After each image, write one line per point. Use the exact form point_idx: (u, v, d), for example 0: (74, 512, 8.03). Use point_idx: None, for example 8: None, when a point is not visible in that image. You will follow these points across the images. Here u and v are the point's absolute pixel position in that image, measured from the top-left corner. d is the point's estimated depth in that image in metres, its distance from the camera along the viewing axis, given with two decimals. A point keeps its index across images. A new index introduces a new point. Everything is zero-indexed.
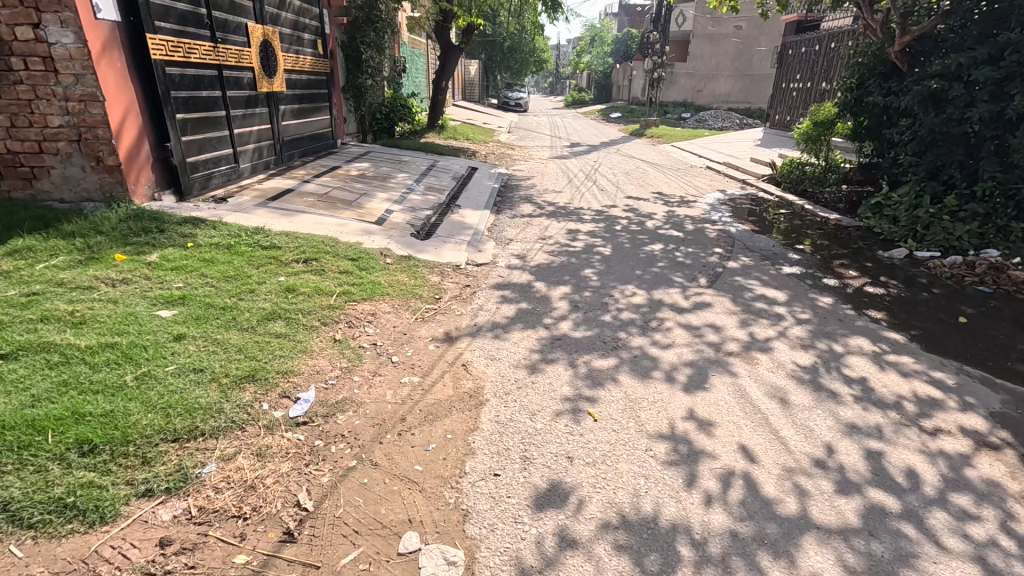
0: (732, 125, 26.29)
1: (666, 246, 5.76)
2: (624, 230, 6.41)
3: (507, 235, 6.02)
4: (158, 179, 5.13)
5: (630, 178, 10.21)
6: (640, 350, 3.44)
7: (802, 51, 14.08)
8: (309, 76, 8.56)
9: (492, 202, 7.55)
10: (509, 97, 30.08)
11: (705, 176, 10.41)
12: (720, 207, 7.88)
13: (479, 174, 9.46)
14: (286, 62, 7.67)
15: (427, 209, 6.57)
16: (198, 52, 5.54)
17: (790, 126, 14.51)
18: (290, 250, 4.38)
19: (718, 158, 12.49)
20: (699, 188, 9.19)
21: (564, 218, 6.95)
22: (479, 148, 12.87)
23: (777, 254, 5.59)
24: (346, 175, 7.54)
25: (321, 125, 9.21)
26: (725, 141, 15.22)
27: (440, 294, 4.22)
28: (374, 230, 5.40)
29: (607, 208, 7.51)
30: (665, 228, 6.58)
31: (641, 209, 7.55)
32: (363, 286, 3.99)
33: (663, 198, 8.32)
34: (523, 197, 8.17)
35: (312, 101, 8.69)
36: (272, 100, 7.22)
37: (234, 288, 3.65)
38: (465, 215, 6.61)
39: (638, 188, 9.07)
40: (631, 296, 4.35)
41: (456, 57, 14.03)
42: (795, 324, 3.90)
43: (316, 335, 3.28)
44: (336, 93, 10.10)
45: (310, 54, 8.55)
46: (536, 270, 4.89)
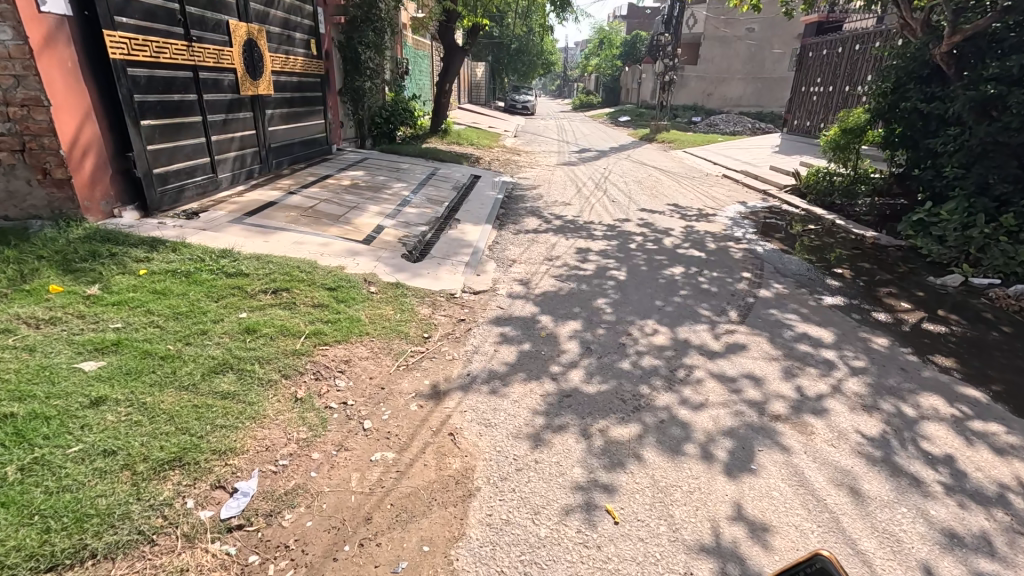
0: (745, 129, 25.61)
1: (687, 269, 5.14)
2: (639, 249, 5.80)
3: (509, 254, 5.43)
4: (119, 193, 4.58)
5: (643, 187, 9.60)
6: (668, 412, 2.83)
7: (823, 54, 13.45)
8: (301, 79, 8.03)
9: (494, 215, 6.97)
10: (515, 100, 29.59)
11: (723, 186, 9.78)
12: (743, 221, 7.25)
13: (482, 183, 8.88)
14: (274, 63, 7.13)
15: (423, 224, 5.99)
16: (168, 51, 5.00)
17: (810, 132, 13.86)
18: (259, 279, 3.82)
19: (736, 166, 11.85)
20: (717, 199, 8.57)
21: (573, 234, 6.34)
22: (483, 154, 12.30)
23: (814, 280, 4.96)
24: (337, 185, 6.98)
25: (314, 130, 8.67)
26: (740, 147, 14.58)
27: (430, 331, 3.63)
28: (361, 250, 4.83)
29: (619, 222, 6.92)
30: (684, 247, 5.96)
31: (656, 223, 6.94)
32: (339, 325, 3.41)
33: (680, 210, 7.71)
34: (529, 210, 7.58)
35: (303, 104, 8.15)
36: (257, 104, 6.68)
37: (182, 330, 3.08)
38: (464, 231, 6.03)
39: (652, 199, 8.46)
40: (652, 335, 3.73)
41: (461, 59, 13.49)
42: (851, 375, 3.27)
43: (273, 393, 2.70)
44: (332, 96, 9.57)
45: (302, 55, 8.03)
46: (541, 300, 4.29)
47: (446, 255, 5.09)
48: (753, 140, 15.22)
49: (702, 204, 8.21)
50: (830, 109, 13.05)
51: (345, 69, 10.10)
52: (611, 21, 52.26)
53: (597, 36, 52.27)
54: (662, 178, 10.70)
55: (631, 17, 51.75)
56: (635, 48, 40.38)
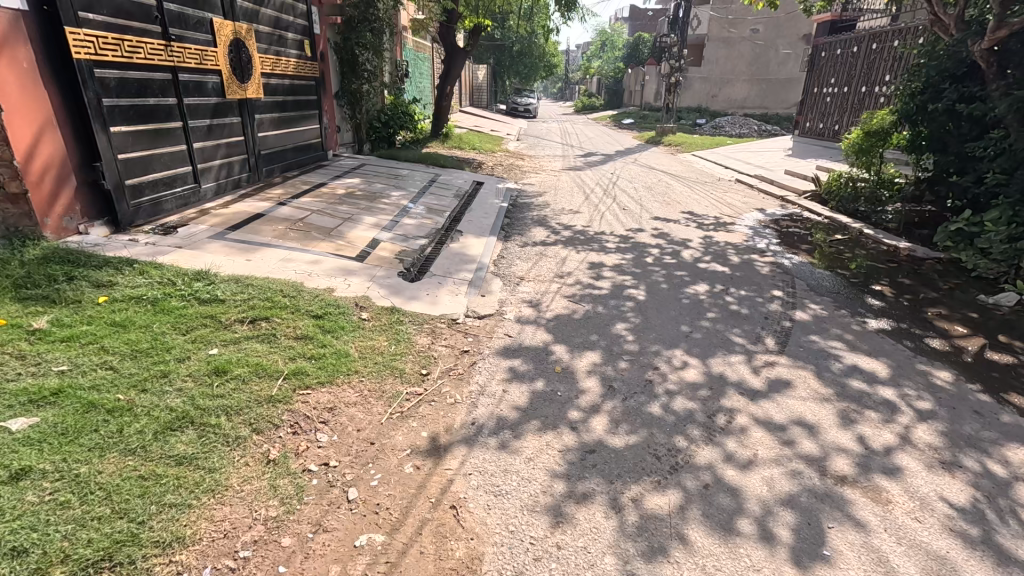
0: (751, 132, 25.16)
1: (711, 288, 4.68)
2: (657, 264, 5.34)
3: (516, 271, 4.98)
4: (85, 207, 4.14)
5: (654, 193, 9.16)
6: (712, 473, 2.38)
7: (837, 54, 13.02)
8: (293, 82, 7.61)
9: (499, 226, 6.52)
10: (518, 103, 29.27)
11: (738, 192, 9.32)
12: (764, 231, 6.79)
13: (485, 190, 8.43)
14: (264, 65, 6.71)
15: (422, 238, 5.53)
16: (142, 51, 4.58)
17: (824, 134, 13.42)
18: (236, 307, 3.38)
19: (749, 170, 11.39)
20: (733, 206, 8.12)
21: (584, 246, 5.89)
22: (486, 159, 11.87)
23: (853, 299, 4.50)
24: (331, 194, 6.54)
25: (309, 135, 8.25)
26: (751, 150, 14.15)
27: (428, 366, 3.18)
28: (353, 268, 4.39)
29: (632, 233, 6.48)
30: (706, 260, 5.51)
31: (673, 234, 6.49)
32: (324, 363, 2.97)
33: (696, 219, 7.26)
34: (535, 219, 7.13)
35: (296, 108, 7.73)
36: (245, 108, 6.26)
37: (139, 373, 2.63)
38: (466, 244, 5.59)
39: (665, 207, 8.02)
40: (682, 369, 3.28)
41: (462, 61, 13.10)
42: (919, 420, 2.81)
43: (240, 455, 2.26)
44: (328, 100, 9.16)
45: (295, 57, 7.61)
46: (554, 325, 3.84)
47: (447, 273, 4.64)
48: (764, 142, 14.77)
49: (718, 212, 7.76)
50: (846, 110, 12.59)
51: (342, 71, 9.68)
52: (614, 23, 51.84)
53: (599, 38, 51.86)
54: (673, 184, 10.25)
55: (633, 19, 51.41)
56: (638, 49, 39.95)
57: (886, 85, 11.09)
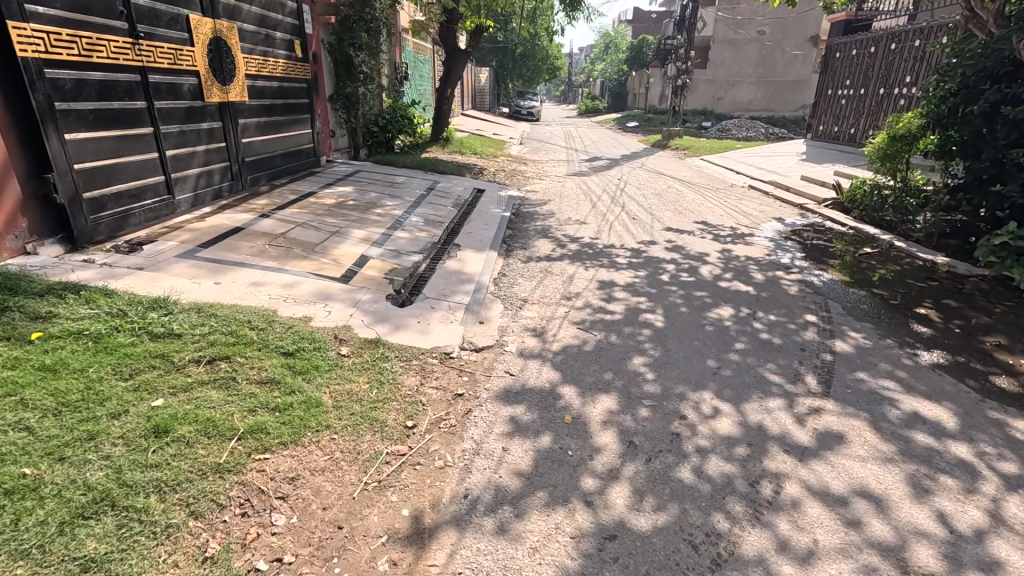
0: (758, 135, 24.71)
1: (736, 312, 4.20)
2: (673, 283, 4.86)
3: (519, 291, 4.51)
4: (35, 224, 3.69)
5: (665, 201, 8.68)
6: (765, 570, 1.90)
7: (852, 54, 12.57)
8: (282, 84, 7.17)
9: (500, 238, 6.06)
10: (520, 106, 28.90)
11: (753, 200, 8.83)
12: (786, 244, 6.30)
13: (486, 199, 7.97)
14: (248, 66, 6.27)
15: (416, 253, 5.06)
16: (105, 49, 4.14)
17: (839, 138, 12.93)
18: (194, 344, 2.91)
19: (762, 176, 10.90)
20: (750, 216, 7.64)
21: (592, 262, 5.41)
22: (487, 164, 11.42)
23: (898, 326, 4.01)
24: (319, 204, 6.08)
25: (299, 140, 7.81)
26: (763, 154, 13.66)
27: (414, 416, 2.71)
28: (336, 291, 3.92)
29: (644, 246, 6.01)
30: (726, 278, 5.03)
31: (688, 247, 6.01)
32: (289, 416, 2.49)
33: (712, 231, 6.79)
34: (539, 230, 6.66)
35: (285, 112, 7.29)
36: (226, 112, 5.82)
37: (58, 435, 2.15)
38: (464, 260, 5.13)
39: (677, 216, 7.54)
40: (714, 419, 2.79)
41: (463, 62, 12.68)
42: (1008, 490, 2.32)
43: (168, 553, 1.78)
44: (321, 103, 8.72)
45: (284, 57, 7.17)
46: (562, 360, 3.36)
47: (442, 296, 4.17)
48: (775, 146, 14.28)
49: (735, 222, 7.27)
50: (862, 113, 12.11)
51: (336, 73, 9.22)
52: (617, 25, 51.47)
53: (602, 40, 51.49)
54: (683, 191, 9.77)
55: (637, 21, 51.01)
56: (642, 52, 39.51)
57: (907, 87, 10.62)
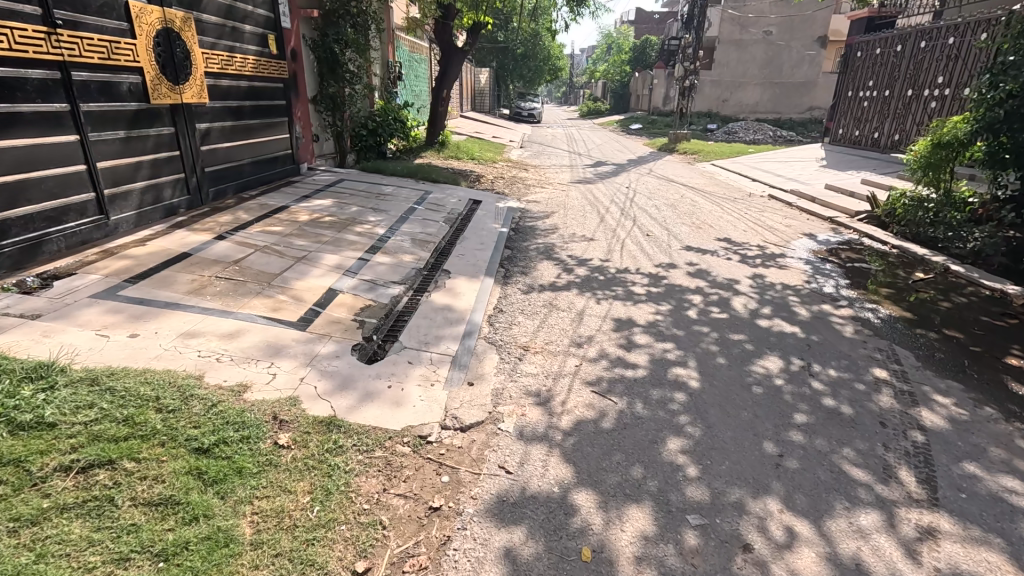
0: (767, 138, 23.99)
1: (787, 364, 3.40)
2: (703, 321, 4.07)
3: (519, 335, 3.71)
4: None
5: (679, 214, 7.89)
6: None
7: (875, 54, 11.82)
8: (253, 84, 6.39)
9: (498, 260, 5.27)
10: (521, 107, 28.17)
11: (777, 212, 8.04)
12: (825, 267, 5.50)
13: (482, 212, 7.17)
14: (210, 63, 5.49)
15: (396, 284, 4.25)
16: (7, 39, 3.36)
17: (860, 143, 12.18)
18: (68, 439, 2.07)
19: (781, 185, 10.11)
20: (777, 231, 6.85)
21: (605, 293, 4.62)
22: (485, 170, 10.65)
23: (993, 386, 3.21)
24: (290, 221, 5.29)
25: (275, 146, 7.02)
26: (779, 159, 12.87)
27: (368, 553, 1.91)
28: (288, 343, 3.12)
29: (663, 271, 5.22)
30: (765, 314, 4.23)
31: (713, 273, 5.22)
32: (179, 570, 1.68)
33: (738, 251, 6.00)
34: (541, 249, 5.88)
35: (256, 115, 6.49)
36: (181, 116, 5.03)
37: None
38: (454, 291, 4.32)
39: (695, 233, 6.75)
40: (791, 550, 2.00)
41: (460, 61, 11.92)
42: None
43: None
44: (302, 105, 7.94)
45: (255, 54, 6.39)
46: (574, 445, 2.56)
47: (423, 345, 3.37)
48: (791, 151, 13.49)
49: (761, 240, 6.48)
50: (886, 116, 11.35)
51: (319, 72, 8.43)
52: (619, 26, 50.85)
53: (603, 41, 50.81)
54: (697, 201, 8.98)
55: (639, 22, 50.18)
56: (646, 53, 39.16)
57: (939, 88, 9.90)
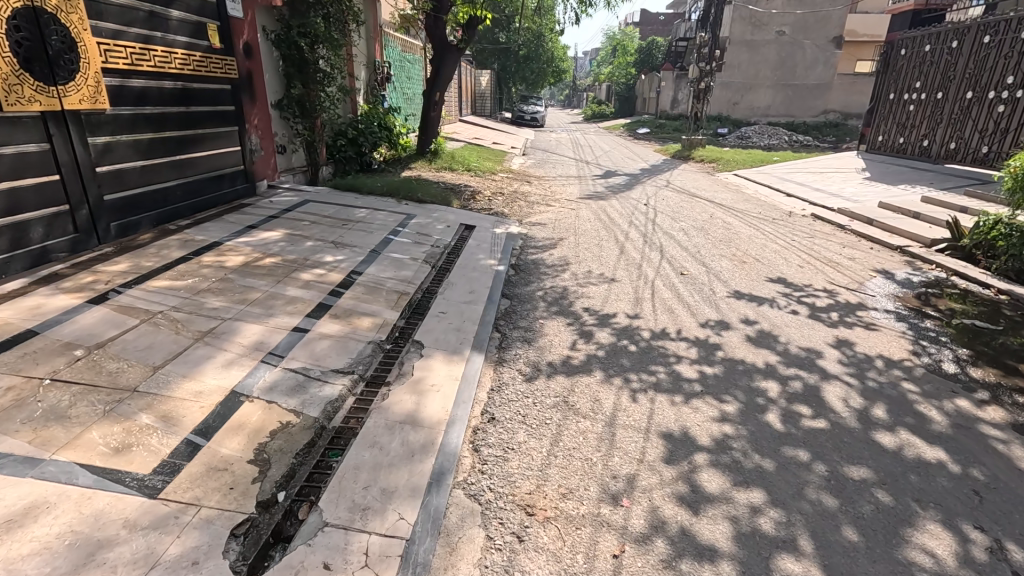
0: (785, 144, 22.70)
1: (967, 547, 2.04)
2: (797, 437, 2.71)
3: (518, 477, 2.36)
4: None
5: (714, 242, 6.52)
6: None
7: (924, 52, 10.48)
8: (184, 84, 5.08)
9: (491, 320, 3.93)
10: (524, 111, 26.88)
11: (831, 241, 6.67)
12: (926, 326, 4.14)
13: (474, 243, 5.83)
14: (113, 58, 4.18)
15: (339, 377, 2.90)
16: None
17: (906, 151, 10.83)
18: None
19: (824, 202, 8.75)
20: (842, 269, 5.51)
21: (642, 379, 3.26)
22: (482, 184, 9.32)
23: None
24: (213, 268, 3.95)
25: (219, 162, 5.69)
26: (812, 168, 11.51)
27: None
28: (112, 535, 1.77)
29: (716, 336, 3.87)
30: (883, 421, 2.87)
31: (782, 339, 3.86)
32: None
33: (803, 300, 4.65)
34: (548, 298, 4.52)
35: (188, 125, 5.17)
36: (60, 127, 3.72)
37: None
38: (426, 382, 2.98)
39: (740, 270, 5.42)
40: None
41: (454, 62, 10.62)
42: None
43: None
44: (262, 111, 6.64)
45: (185, 48, 5.09)
46: None
47: (357, 515, 2.03)
48: (824, 159, 12.12)
49: (826, 281, 5.12)
50: (938, 121, 9.99)
51: (285, 72, 7.14)
52: (624, 27, 49.66)
53: (607, 43, 49.64)
54: (731, 223, 7.62)
55: (644, 23, 48.84)
56: (653, 55, 38.46)
57: (1008, 90, 8.58)
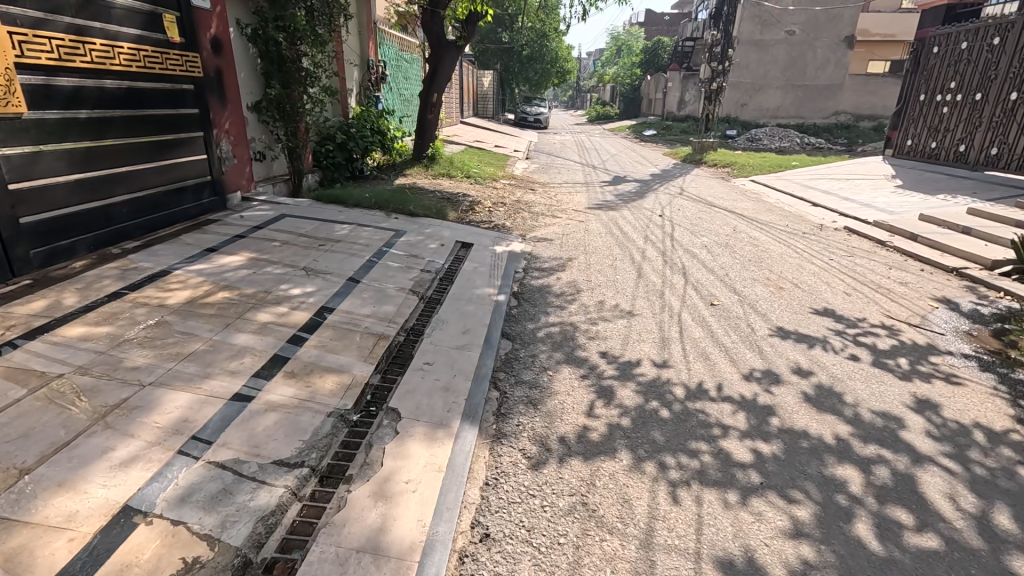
0: (796, 147, 21.97)
1: None
2: (905, 568, 1.97)
3: None
4: None
5: (742, 262, 5.78)
6: None
7: (960, 49, 9.71)
8: (131, 84, 4.38)
9: (488, 373, 3.20)
10: (528, 113, 26.22)
11: (875, 261, 5.91)
12: (1020, 379, 3.40)
13: (471, 266, 5.10)
14: (32, 51, 3.49)
15: (282, 474, 2.17)
16: None
17: (940, 156, 10.08)
18: None
19: (856, 214, 7.99)
20: (896, 298, 4.77)
21: (682, 464, 2.52)
22: (481, 193, 8.59)
23: None
24: (149, 307, 3.23)
25: (178, 173, 4.98)
26: (837, 174, 10.75)
27: None
28: None
29: (766, 396, 3.13)
30: (1013, 537, 2.13)
31: (849, 399, 3.11)
32: None
33: (861, 340, 3.92)
34: (557, 339, 3.79)
35: (136, 132, 4.46)
36: None
37: None
38: (399, 478, 2.24)
39: (778, 300, 4.68)
40: None
41: (452, 61, 9.90)
42: None
43: None
44: (236, 114, 5.93)
45: (134, 42, 4.39)
46: None
47: None
48: (848, 164, 11.36)
49: (882, 315, 4.38)
50: (977, 125, 9.24)
51: (264, 71, 6.46)
52: (629, 27, 48.93)
53: (611, 44, 48.97)
54: (758, 239, 6.86)
55: (649, 23, 48.13)
56: (658, 55, 37.71)
57: None
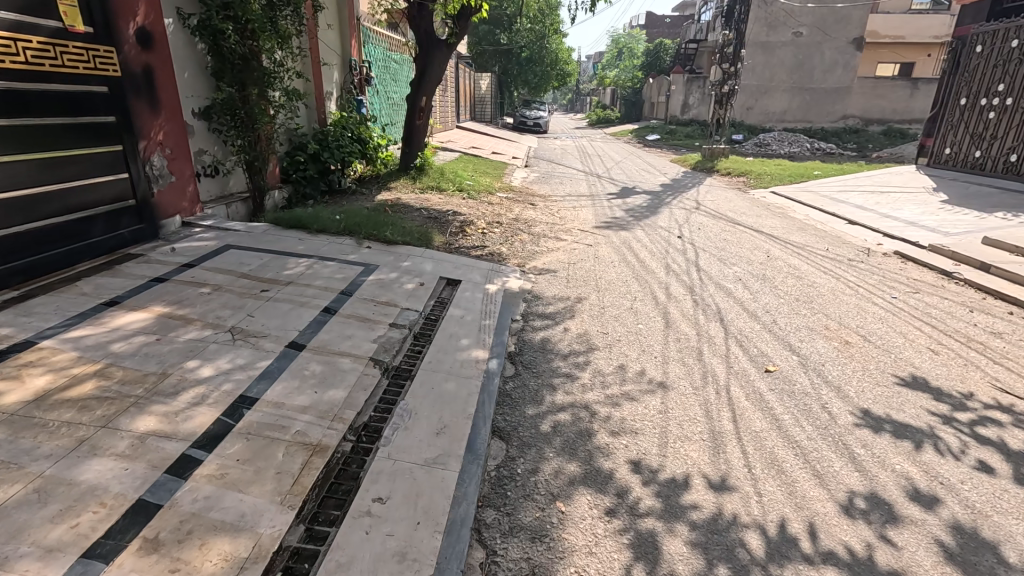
0: (806, 152, 20.99)
1: None
2: None
3: None
4: None
5: (789, 303, 4.73)
6: None
7: (1010, 47, 8.70)
8: (5, 85, 3.36)
9: (468, 515, 2.15)
10: (526, 116, 25.28)
11: (948, 301, 4.88)
12: None
13: (457, 314, 4.03)
14: None
15: None
16: None
17: (986, 166, 9.07)
18: None
19: (904, 235, 6.97)
20: (1001, 360, 3.72)
21: None
22: (474, 210, 7.55)
23: None
24: None
25: (83, 198, 3.94)
26: (870, 186, 9.71)
27: None
28: None
29: (886, 553, 2.08)
30: None
31: (1012, 559, 2.07)
32: None
33: (985, 435, 2.87)
34: (569, 437, 2.73)
35: (13, 149, 3.43)
36: None
37: None
38: None
39: (851, 365, 3.63)
40: None
41: (442, 59, 8.82)
42: None
43: None
44: (176, 121, 4.88)
45: (9, 30, 3.38)
46: None
47: None
48: (879, 175, 10.33)
49: (994, 389, 3.33)
50: None
51: (213, 71, 5.41)
52: (628, 30, 48.13)
53: (610, 47, 48.16)
54: (799, 268, 5.81)
55: (649, 25, 47.21)
56: (660, 58, 36.70)
57: None
